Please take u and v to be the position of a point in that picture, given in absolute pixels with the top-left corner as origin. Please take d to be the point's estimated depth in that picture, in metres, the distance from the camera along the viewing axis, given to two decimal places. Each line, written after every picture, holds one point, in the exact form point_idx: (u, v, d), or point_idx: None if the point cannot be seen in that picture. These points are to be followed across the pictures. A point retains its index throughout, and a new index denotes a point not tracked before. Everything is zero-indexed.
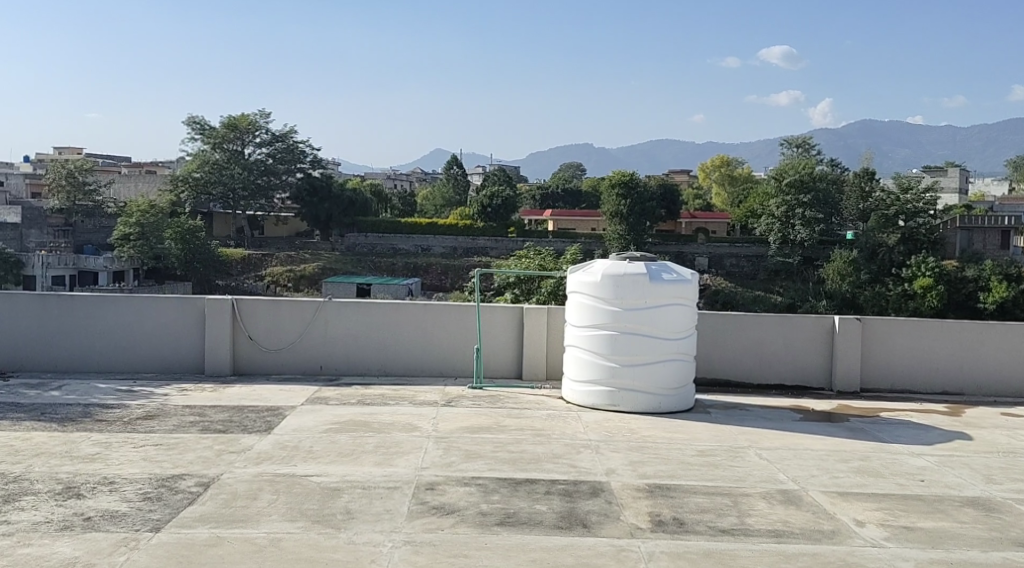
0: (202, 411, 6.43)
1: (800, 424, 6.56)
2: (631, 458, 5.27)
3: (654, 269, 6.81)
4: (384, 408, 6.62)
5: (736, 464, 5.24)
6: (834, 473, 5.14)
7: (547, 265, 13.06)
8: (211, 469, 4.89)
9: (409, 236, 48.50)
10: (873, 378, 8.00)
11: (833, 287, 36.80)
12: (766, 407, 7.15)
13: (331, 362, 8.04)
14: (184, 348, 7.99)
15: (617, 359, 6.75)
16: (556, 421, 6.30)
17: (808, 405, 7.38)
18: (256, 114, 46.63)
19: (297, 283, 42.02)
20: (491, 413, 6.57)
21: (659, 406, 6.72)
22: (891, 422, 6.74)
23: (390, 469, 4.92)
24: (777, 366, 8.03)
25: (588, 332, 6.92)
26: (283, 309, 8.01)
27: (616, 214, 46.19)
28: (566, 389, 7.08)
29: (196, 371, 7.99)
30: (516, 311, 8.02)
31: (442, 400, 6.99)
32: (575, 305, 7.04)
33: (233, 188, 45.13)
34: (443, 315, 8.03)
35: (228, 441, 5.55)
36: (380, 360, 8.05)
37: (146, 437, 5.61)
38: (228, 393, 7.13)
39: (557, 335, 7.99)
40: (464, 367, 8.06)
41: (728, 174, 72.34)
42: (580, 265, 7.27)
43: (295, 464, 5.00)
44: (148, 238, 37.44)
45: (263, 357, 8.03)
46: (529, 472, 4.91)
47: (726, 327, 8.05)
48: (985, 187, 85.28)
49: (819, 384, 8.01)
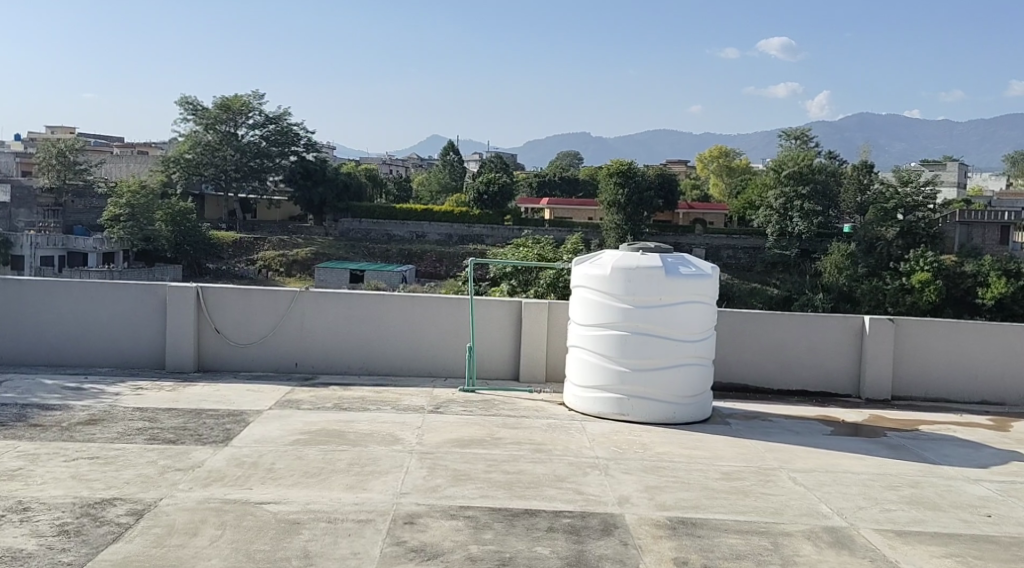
0: (153, 416, 5.63)
1: (833, 439, 5.79)
2: (647, 483, 4.50)
3: (670, 262, 6.03)
4: (364, 414, 5.84)
5: (770, 492, 4.46)
6: (885, 506, 4.39)
7: (546, 255, 12.30)
8: (150, 494, 4.10)
9: (404, 222, 47.50)
10: (906, 385, 7.25)
11: (828, 280, 36.26)
12: (790, 418, 6.38)
13: (309, 358, 7.25)
14: (144, 343, 7.19)
15: (625, 364, 5.99)
16: (558, 433, 5.53)
17: (836, 415, 6.61)
18: (251, 95, 45.78)
19: (290, 268, 41.02)
20: (484, 422, 5.78)
21: (672, 417, 5.96)
22: (935, 438, 5.97)
23: (362, 495, 4.13)
24: (800, 372, 7.29)
25: (594, 331, 6.14)
26: (255, 298, 7.22)
27: (613, 204, 45.46)
28: (568, 395, 6.31)
29: (157, 367, 7.20)
30: (513, 306, 7.25)
31: (429, 406, 6.20)
32: (580, 301, 6.26)
33: (225, 170, 44.58)
34: (434, 309, 7.26)
35: (176, 455, 4.76)
36: (362, 357, 7.26)
37: (82, 449, 4.81)
38: (187, 394, 6.33)
39: (558, 332, 7.23)
40: (455, 367, 7.30)
41: (726, 165, 71.69)
42: (587, 256, 6.49)
43: (250, 487, 4.22)
44: (137, 220, 36.72)
45: (231, 352, 7.24)
46: (526, 501, 4.14)
47: (745, 327, 7.29)
48: (982, 182, 84.77)
49: (845, 391, 7.27)
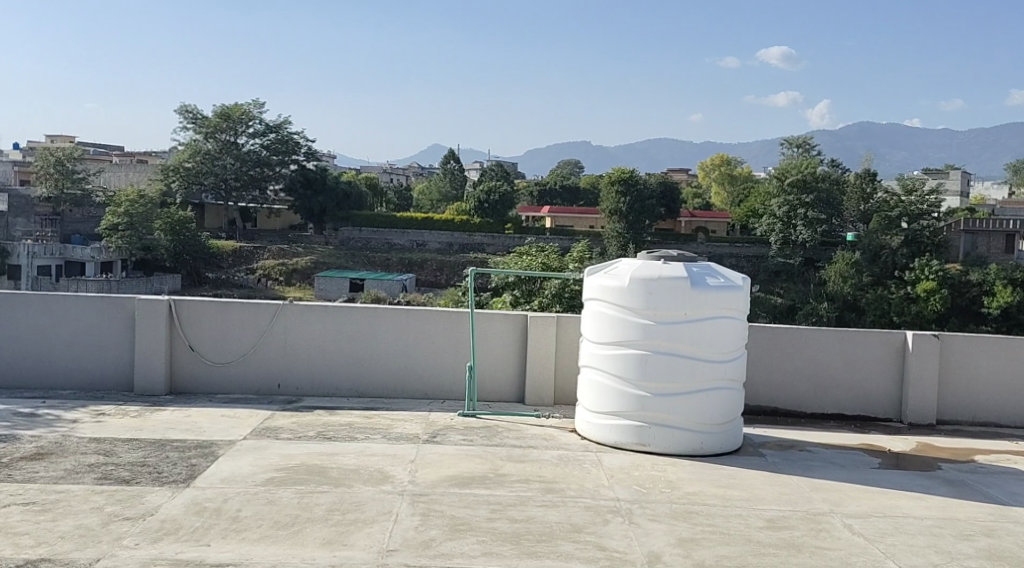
0: (110, 448, 4.94)
1: (883, 474, 5.09)
2: (680, 535, 3.82)
3: (695, 272, 5.35)
4: (350, 445, 5.15)
5: (826, 547, 3.78)
6: (964, 562, 3.69)
7: (550, 263, 11.70)
8: (85, 553, 3.42)
9: (405, 231, 46.86)
10: (953, 407, 6.55)
11: (834, 288, 35.39)
12: (830, 447, 5.68)
13: (293, 378, 6.57)
14: (110, 361, 6.49)
15: (646, 388, 5.31)
16: (570, 468, 4.84)
17: (880, 443, 5.92)
18: (250, 103, 45.22)
19: (289, 278, 40.32)
20: (486, 453, 5.09)
21: (700, 447, 5.28)
22: (997, 471, 5.27)
23: (340, 554, 3.43)
24: (836, 393, 6.61)
25: (608, 351, 5.45)
26: (233, 313, 6.55)
27: (615, 212, 44.92)
28: (581, 422, 5.63)
29: (124, 389, 6.50)
30: (516, 320, 6.58)
31: (424, 434, 5.50)
32: (593, 316, 5.58)
33: (225, 178, 43.95)
34: (430, 324, 6.58)
35: (127, 499, 4.08)
36: (352, 378, 6.58)
37: (19, 492, 4.13)
38: (154, 421, 5.63)
39: (567, 350, 6.55)
40: (453, 389, 6.61)
41: (728, 173, 71.07)
42: (601, 265, 5.81)
43: (208, 544, 3.53)
44: (136, 229, 36.13)
45: (206, 372, 6.55)
46: (539, 560, 3.45)
47: (776, 343, 6.61)
48: (985, 190, 83.88)
49: (884, 414, 6.61)
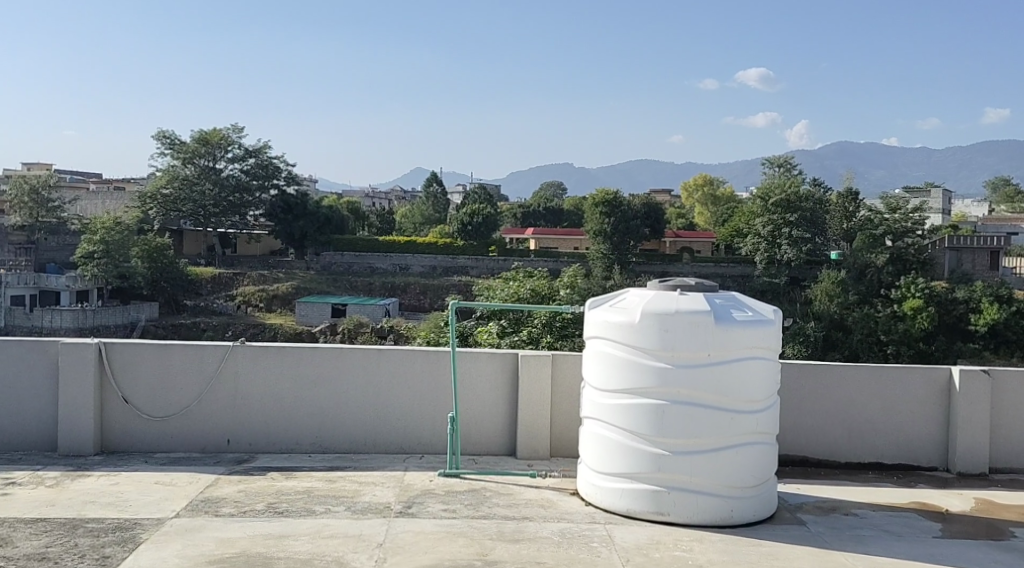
0: (7, 535, 3.98)
1: (950, 545, 4.24)
2: None
3: (718, 305, 4.50)
4: (308, 522, 4.23)
5: None
6: None
7: (539, 290, 10.92)
8: None
9: (387, 255, 45.91)
10: (1007, 454, 5.70)
11: (820, 308, 33.70)
12: (879, 509, 4.81)
13: (246, 432, 5.65)
14: (30, 417, 5.54)
15: (664, 445, 4.41)
16: (574, 550, 3.94)
17: (933, 500, 5.07)
18: (229, 128, 44.14)
19: (270, 304, 39.28)
20: (472, 529, 4.18)
21: (729, 516, 4.41)
22: None
23: None
24: (874, 439, 5.76)
25: (617, 400, 4.55)
26: (175, 358, 5.62)
27: (599, 233, 44.28)
28: (587, 485, 4.71)
29: (47, 449, 5.54)
30: (505, 360, 5.70)
31: (397, 503, 4.58)
32: (595, 357, 4.70)
33: (203, 205, 42.88)
34: (405, 365, 5.67)
35: None
36: (315, 430, 5.66)
37: None
38: (72, 492, 4.68)
39: (563, 395, 5.67)
40: (433, 440, 5.70)
41: (711, 194, 70.81)
42: (603, 296, 4.92)
43: None
44: (113, 257, 34.43)
45: (144, 428, 5.63)
46: None
47: (805, 383, 5.77)
48: (964, 207, 83.47)
49: (928, 460, 5.75)
